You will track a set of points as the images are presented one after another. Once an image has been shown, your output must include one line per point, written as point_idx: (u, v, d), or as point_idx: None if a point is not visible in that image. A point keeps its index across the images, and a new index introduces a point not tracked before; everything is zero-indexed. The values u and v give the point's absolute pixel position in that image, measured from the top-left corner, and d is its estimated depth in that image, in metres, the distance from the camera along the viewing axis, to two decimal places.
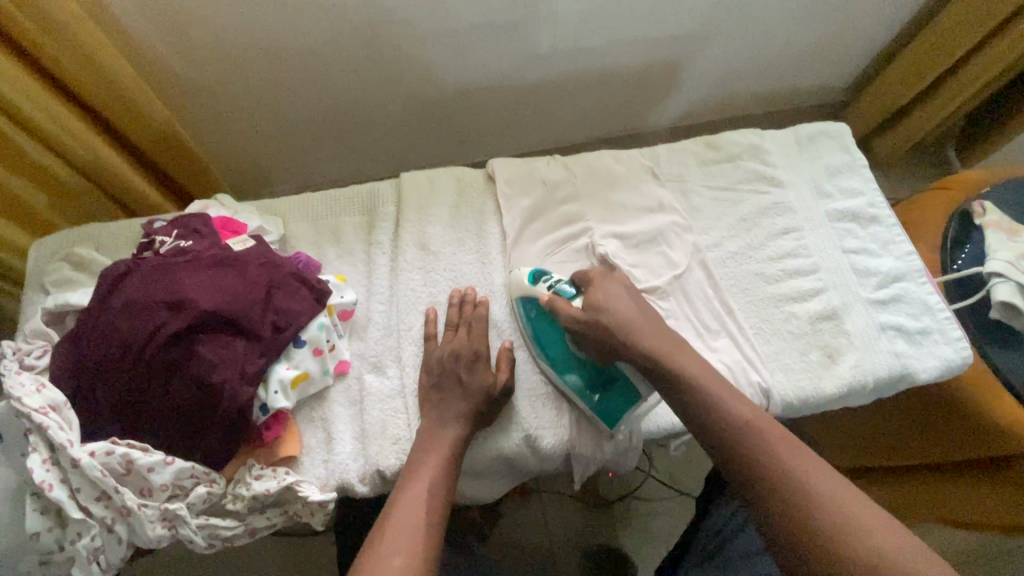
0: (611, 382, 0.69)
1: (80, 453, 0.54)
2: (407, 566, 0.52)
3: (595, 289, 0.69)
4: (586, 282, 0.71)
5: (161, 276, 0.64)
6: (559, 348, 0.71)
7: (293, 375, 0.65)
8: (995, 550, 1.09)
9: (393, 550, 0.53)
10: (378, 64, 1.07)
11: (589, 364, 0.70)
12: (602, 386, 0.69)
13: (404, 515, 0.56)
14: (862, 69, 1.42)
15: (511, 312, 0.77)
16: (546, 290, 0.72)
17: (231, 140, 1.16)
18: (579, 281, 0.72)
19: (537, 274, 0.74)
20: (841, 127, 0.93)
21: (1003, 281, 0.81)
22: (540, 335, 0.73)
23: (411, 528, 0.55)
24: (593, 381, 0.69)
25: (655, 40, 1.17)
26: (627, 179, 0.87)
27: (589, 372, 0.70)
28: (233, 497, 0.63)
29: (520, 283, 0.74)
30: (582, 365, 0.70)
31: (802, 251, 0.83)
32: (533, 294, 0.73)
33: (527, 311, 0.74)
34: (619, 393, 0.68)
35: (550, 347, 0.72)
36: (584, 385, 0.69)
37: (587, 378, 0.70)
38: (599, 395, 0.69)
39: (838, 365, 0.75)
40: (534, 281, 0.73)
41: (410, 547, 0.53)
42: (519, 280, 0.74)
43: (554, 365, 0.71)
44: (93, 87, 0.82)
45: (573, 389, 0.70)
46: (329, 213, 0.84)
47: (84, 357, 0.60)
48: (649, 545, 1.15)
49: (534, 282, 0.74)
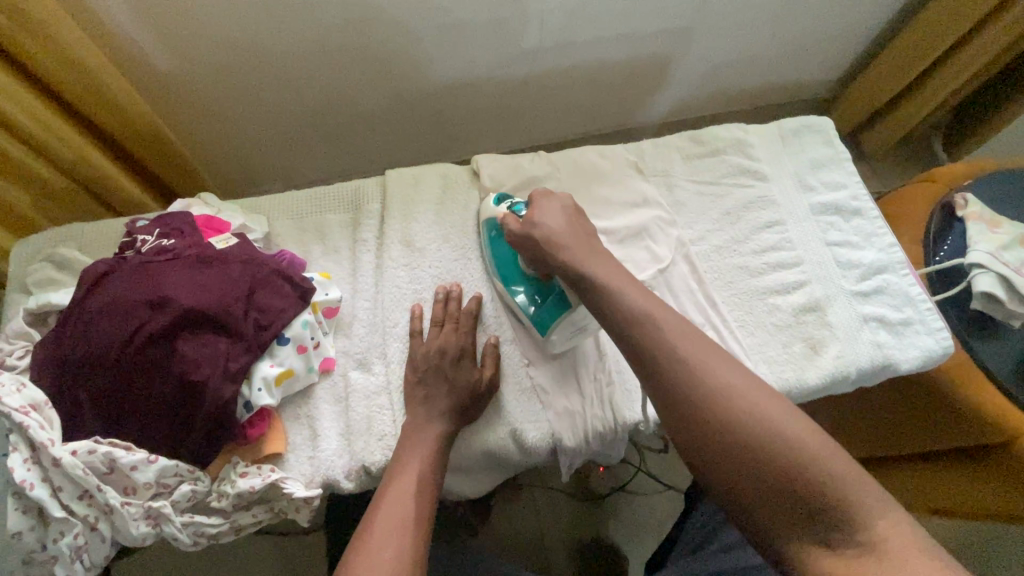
0: (549, 294, 0.72)
1: (62, 451, 0.54)
2: (398, 556, 0.52)
3: (535, 207, 0.70)
4: (532, 203, 0.72)
5: (144, 275, 0.64)
6: (508, 262, 0.76)
7: (277, 372, 0.66)
8: (980, 538, 1.10)
9: (381, 543, 0.53)
10: (366, 61, 1.06)
11: (532, 277, 0.74)
12: (541, 298, 0.73)
13: (392, 509, 0.56)
14: (849, 64, 1.43)
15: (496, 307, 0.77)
16: (505, 208, 0.78)
17: (217, 138, 1.15)
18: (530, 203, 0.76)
19: (501, 197, 0.80)
20: (824, 121, 0.93)
21: (984, 271, 0.82)
22: (495, 251, 0.78)
23: (399, 523, 0.55)
24: (535, 293, 0.73)
25: (641, 36, 1.17)
26: (612, 175, 0.87)
27: (531, 286, 0.74)
28: (218, 495, 0.63)
29: (485, 206, 0.81)
30: (527, 277, 0.74)
31: (786, 244, 0.83)
32: (494, 213, 0.79)
33: (487, 230, 0.80)
34: (554, 301, 0.71)
35: (501, 261, 0.77)
36: (527, 296, 0.74)
37: (531, 291, 0.74)
38: (535, 307, 0.73)
39: (821, 356, 0.76)
40: (497, 203, 0.80)
41: (399, 541, 0.54)
42: (486, 204, 0.81)
43: (503, 280, 0.76)
44: (74, 85, 0.81)
45: (518, 302, 0.74)
46: (314, 211, 0.84)
47: (66, 356, 0.60)
48: (641, 539, 1.16)
49: (497, 204, 0.80)
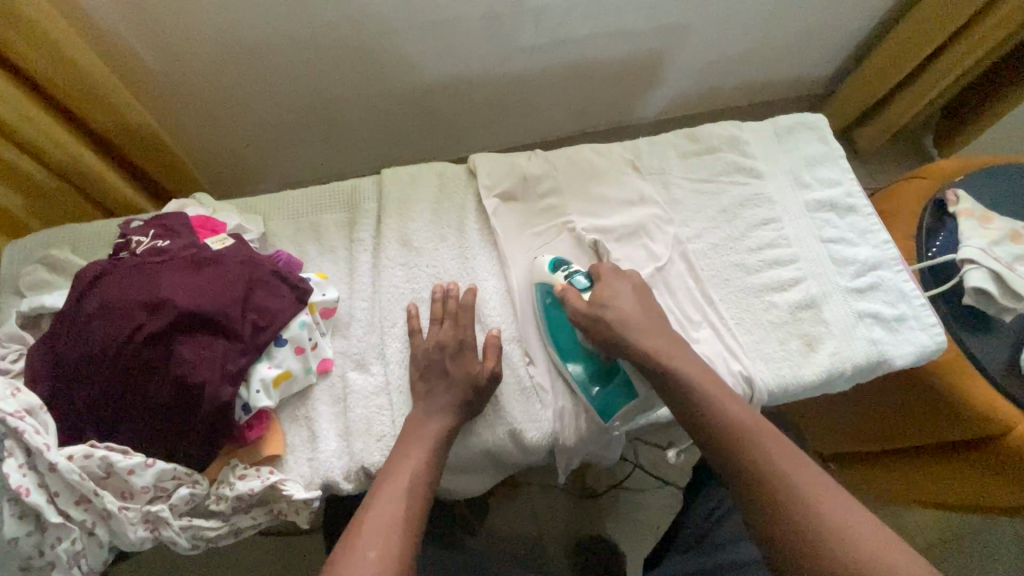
0: (613, 376, 0.72)
1: (58, 456, 0.54)
2: (382, 558, 0.53)
3: (605, 285, 0.72)
4: (597, 277, 0.73)
5: (139, 277, 0.63)
6: (567, 338, 0.73)
7: (275, 374, 0.65)
8: (972, 530, 1.12)
9: (369, 542, 0.54)
10: (360, 59, 1.06)
11: (595, 357, 0.72)
12: (604, 380, 0.72)
13: (383, 508, 0.57)
14: (842, 61, 1.44)
15: (499, 313, 0.77)
16: (564, 279, 0.74)
17: (209, 138, 1.14)
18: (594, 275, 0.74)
19: (556, 262, 0.76)
20: (819, 118, 0.94)
21: (977, 267, 0.83)
22: (551, 323, 0.74)
23: (390, 522, 0.56)
24: (596, 372, 0.72)
25: (636, 33, 1.17)
26: (609, 172, 0.87)
27: (592, 365, 0.72)
28: (217, 498, 0.62)
29: (540, 268, 0.76)
30: (588, 357, 0.72)
31: (782, 241, 0.84)
32: (549, 280, 0.75)
33: (542, 296, 0.76)
34: (620, 387, 0.71)
35: (560, 335, 0.74)
36: (587, 375, 0.72)
37: (590, 369, 0.72)
38: (598, 388, 0.71)
39: (817, 352, 0.77)
40: (553, 268, 0.75)
41: (386, 540, 0.54)
42: (541, 267, 0.76)
43: (560, 354, 0.73)
44: (64, 85, 0.80)
45: (574, 380, 0.72)
46: (311, 211, 0.83)
47: (61, 360, 0.59)
48: (638, 535, 1.16)
49: (553, 269, 0.76)
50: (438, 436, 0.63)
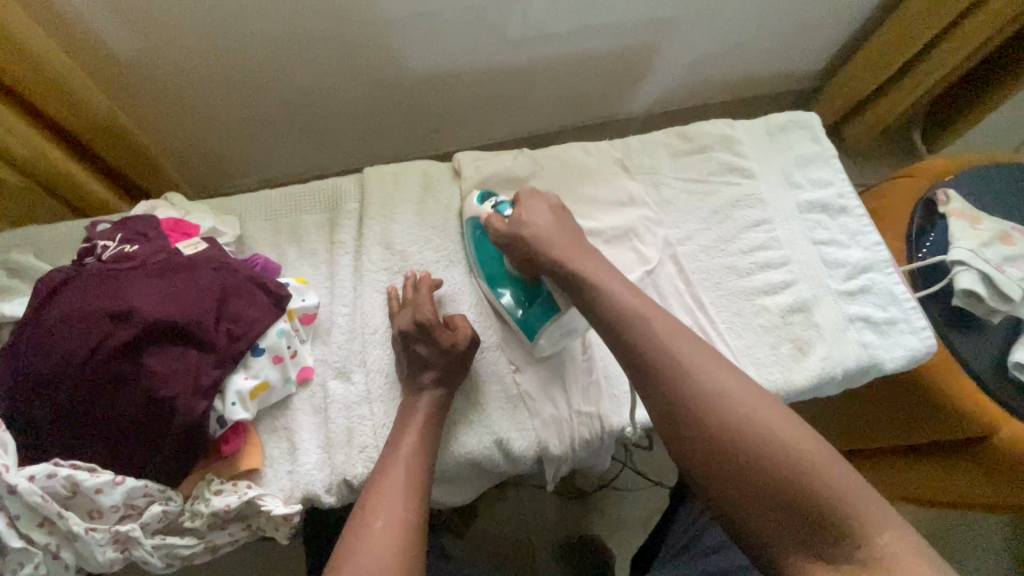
0: (537, 297, 0.71)
1: (18, 478, 0.51)
2: (388, 529, 0.53)
3: (522, 206, 0.70)
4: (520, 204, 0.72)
5: (106, 285, 0.60)
6: (495, 264, 0.74)
7: (251, 385, 0.63)
8: (953, 529, 1.13)
9: (373, 515, 0.54)
10: (339, 52, 1.02)
11: (521, 279, 0.72)
12: (529, 302, 0.71)
13: (387, 484, 0.57)
14: (832, 56, 1.43)
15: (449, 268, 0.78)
16: (490, 207, 0.74)
17: (184, 131, 1.09)
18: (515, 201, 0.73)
19: (486, 195, 0.77)
20: (811, 117, 0.92)
21: (966, 269, 0.82)
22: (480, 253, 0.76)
23: (393, 495, 0.56)
24: (522, 295, 0.72)
25: (627, 27, 1.14)
26: (597, 172, 0.85)
27: (520, 289, 0.72)
28: (192, 514, 0.60)
29: (470, 203, 0.77)
30: (514, 279, 0.73)
31: (773, 243, 0.82)
32: (477, 212, 0.76)
33: (472, 229, 0.77)
34: (542, 306, 0.69)
35: (487, 263, 0.75)
36: (514, 299, 0.72)
37: (518, 294, 0.72)
38: (523, 310, 0.71)
39: (808, 357, 0.76)
40: (482, 201, 0.76)
41: (390, 510, 0.54)
42: (470, 202, 0.77)
43: (489, 281, 0.74)
44: (21, 75, 0.75)
45: (504, 305, 0.73)
46: (290, 212, 0.80)
47: (20, 374, 0.56)
48: (627, 535, 1.15)
49: (481, 202, 0.76)
50: (411, 454, 0.60)
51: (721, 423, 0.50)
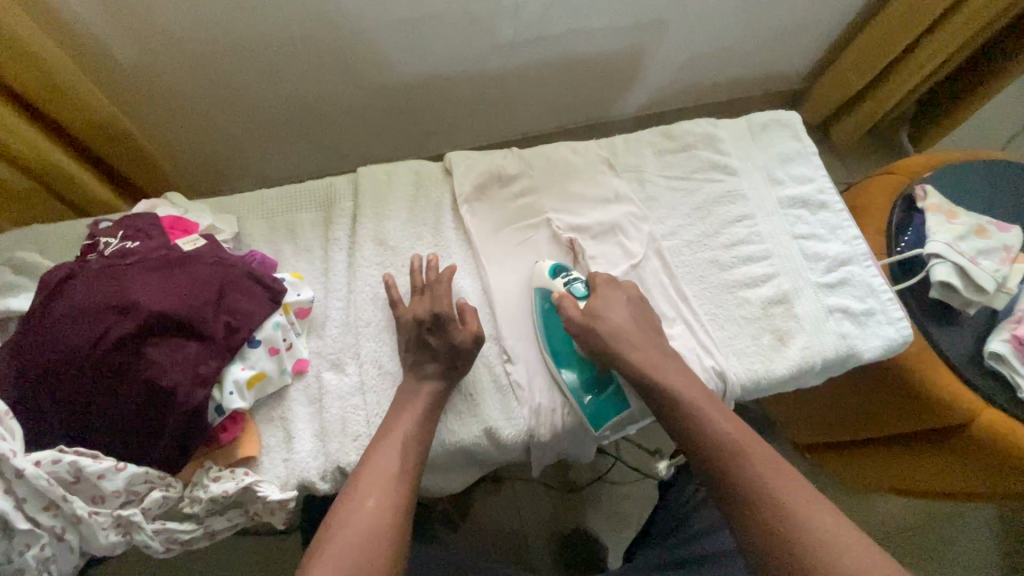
0: (604, 385, 0.73)
1: (24, 462, 0.53)
2: (381, 506, 0.56)
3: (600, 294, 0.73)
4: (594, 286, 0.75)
5: (109, 279, 0.62)
6: (563, 343, 0.75)
7: (248, 375, 0.65)
8: (937, 520, 1.16)
9: (367, 492, 0.57)
10: (335, 58, 1.05)
11: (590, 365, 0.73)
12: (597, 390, 0.73)
13: (382, 463, 0.59)
14: (819, 58, 1.46)
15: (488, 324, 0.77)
16: (563, 285, 0.76)
17: (183, 135, 1.12)
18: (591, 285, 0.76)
19: (557, 268, 0.77)
20: (792, 116, 0.95)
21: (942, 261, 0.85)
22: (547, 328, 0.75)
23: (387, 474, 0.58)
24: (589, 381, 0.73)
25: (616, 30, 1.17)
26: (584, 170, 0.88)
27: (586, 373, 0.73)
28: (191, 500, 0.62)
29: (540, 273, 0.78)
30: (581, 364, 0.73)
31: (755, 237, 0.85)
32: (549, 286, 0.76)
33: (541, 301, 0.77)
34: (611, 397, 0.72)
35: (556, 339, 0.75)
36: (580, 383, 0.73)
37: (583, 378, 0.73)
38: (590, 396, 0.72)
39: (788, 347, 0.78)
40: (553, 274, 0.77)
41: (384, 488, 0.57)
42: (541, 271, 0.78)
43: (556, 357, 0.74)
44: (26, 79, 0.78)
45: (568, 386, 0.72)
46: (286, 210, 0.83)
47: (26, 365, 0.59)
48: (618, 528, 1.17)
49: (552, 276, 0.77)
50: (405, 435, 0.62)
51: (716, 448, 0.61)
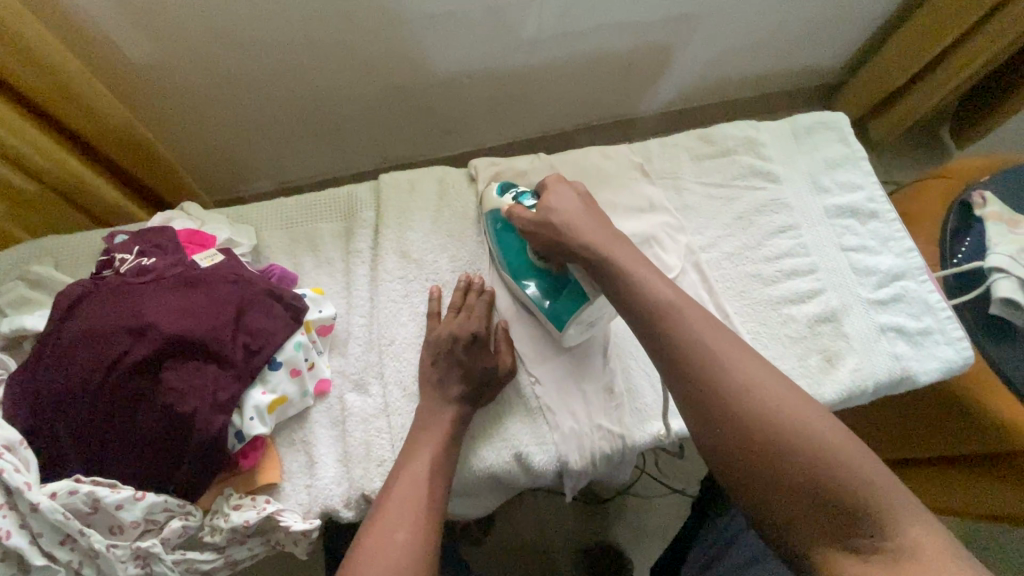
0: (563, 286, 0.69)
1: (39, 495, 0.51)
2: (409, 542, 0.52)
3: (547, 194, 0.69)
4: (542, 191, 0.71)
5: (125, 299, 0.59)
6: (518, 254, 0.73)
7: (269, 399, 0.62)
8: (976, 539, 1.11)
9: (393, 526, 0.53)
10: (352, 55, 1.01)
11: (544, 270, 0.71)
12: (555, 291, 0.70)
13: (405, 496, 0.55)
14: (858, 50, 1.38)
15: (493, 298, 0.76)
16: (511, 200, 0.74)
17: (197, 137, 1.09)
18: (540, 190, 0.72)
19: (505, 188, 0.76)
20: (839, 117, 0.89)
21: (1005, 276, 0.79)
22: (502, 245, 0.74)
23: (412, 508, 0.54)
24: (547, 286, 0.70)
25: (645, 24, 1.11)
26: (616, 177, 0.83)
27: (543, 278, 0.71)
28: (211, 529, 0.60)
29: (489, 197, 0.77)
30: (538, 270, 0.71)
31: (800, 250, 0.80)
32: (498, 205, 0.75)
33: (492, 222, 0.76)
34: (568, 294, 0.68)
35: (511, 252, 0.73)
36: (540, 290, 0.71)
37: (543, 285, 0.71)
38: (549, 301, 0.70)
39: (837, 369, 0.73)
40: (501, 194, 0.76)
41: (412, 524, 0.53)
42: (489, 195, 0.77)
43: (513, 274, 0.73)
44: (35, 84, 0.75)
45: (529, 296, 0.71)
46: (305, 220, 0.79)
47: (42, 390, 0.56)
48: (646, 543, 1.14)
49: (501, 196, 0.76)
50: (434, 463, 0.59)
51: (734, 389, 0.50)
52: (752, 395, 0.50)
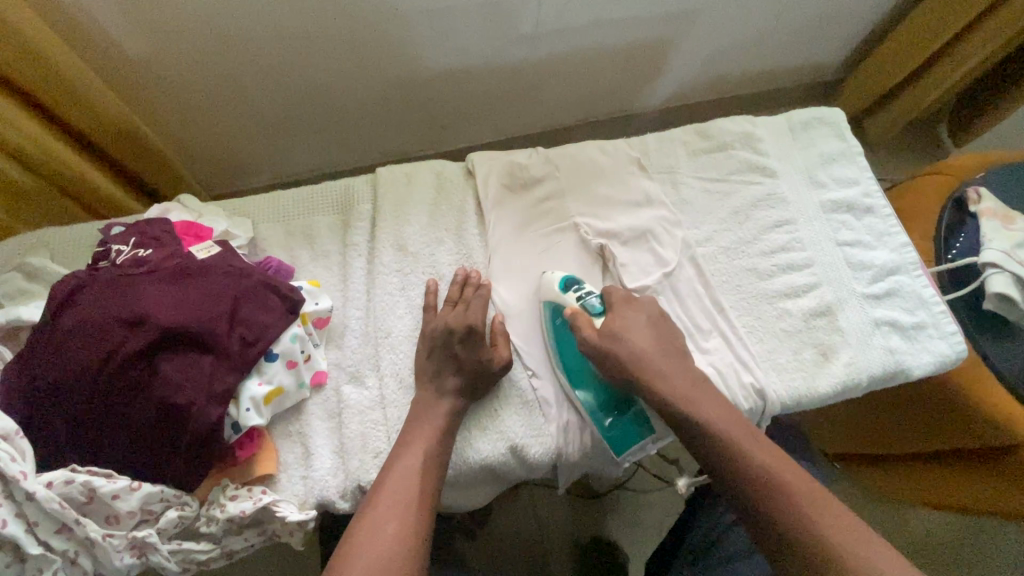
0: (626, 409, 0.69)
1: (35, 485, 0.51)
2: (403, 531, 0.53)
3: (616, 319, 0.68)
4: (612, 306, 0.70)
5: (121, 291, 0.59)
6: (578, 361, 0.70)
7: (265, 391, 0.62)
8: (968, 533, 1.12)
9: (388, 515, 0.54)
10: (350, 49, 1.00)
11: (607, 386, 0.69)
12: (616, 411, 0.68)
13: (400, 486, 0.56)
14: (857, 47, 1.38)
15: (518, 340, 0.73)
16: (576, 301, 0.70)
17: (194, 131, 1.09)
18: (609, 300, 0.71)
19: (569, 281, 0.71)
20: (836, 113, 0.89)
21: (999, 271, 0.79)
22: (561, 345, 0.71)
23: (407, 497, 0.55)
24: (608, 403, 0.68)
25: (643, 19, 1.11)
26: (612, 171, 0.83)
27: (604, 394, 0.68)
28: (207, 519, 0.60)
29: (550, 286, 0.72)
30: (599, 385, 0.69)
31: (796, 244, 0.80)
32: (562, 301, 0.70)
33: (552, 317, 0.72)
34: (633, 420, 0.68)
35: (569, 357, 0.71)
36: (599, 406, 0.68)
37: (602, 399, 0.68)
38: (609, 420, 0.68)
39: (832, 363, 0.74)
40: (565, 288, 0.71)
41: (406, 513, 0.54)
42: (550, 284, 0.72)
43: (570, 377, 0.69)
44: (32, 75, 0.74)
45: (584, 405, 0.68)
46: (302, 213, 0.79)
47: (37, 380, 0.56)
48: (642, 538, 1.14)
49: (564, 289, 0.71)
50: (430, 454, 0.59)
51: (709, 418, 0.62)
52: (744, 442, 0.60)
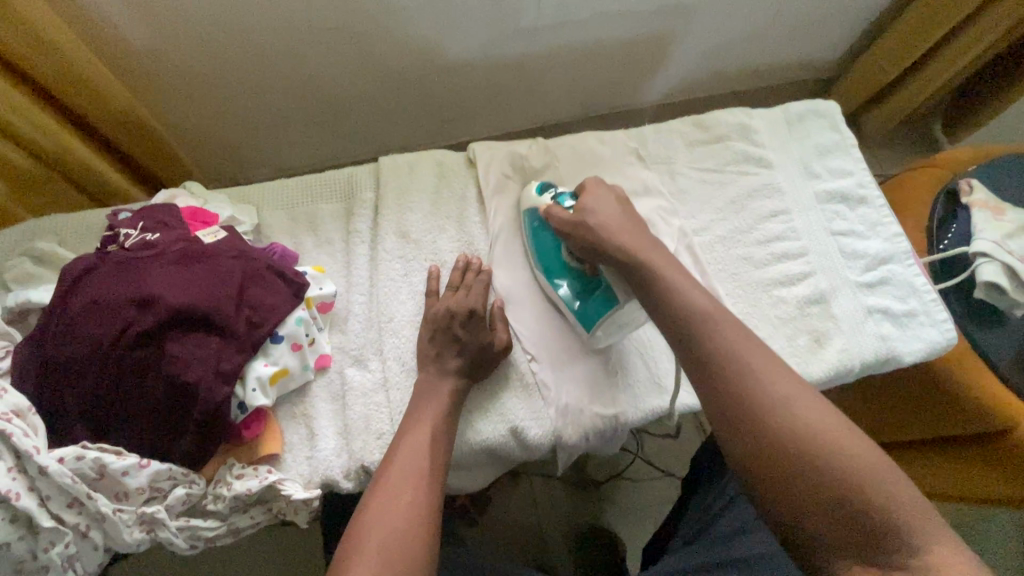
0: (595, 288, 0.71)
1: (48, 459, 0.52)
2: (411, 506, 0.54)
3: (588, 195, 0.71)
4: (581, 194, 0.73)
5: (130, 273, 0.61)
6: (552, 253, 0.75)
7: (271, 371, 0.63)
8: (960, 522, 1.14)
9: (396, 491, 0.55)
10: (352, 42, 1.02)
11: (578, 271, 0.73)
12: (586, 291, 0.72)
13: (406, 464, 0.57)
14: (853, 44, 1.40)
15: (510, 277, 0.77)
16: (550, 199, 0.75)
17: (197, 122, 1.09)
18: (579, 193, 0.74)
19: (544, 186, 0.78)
20: (831, 106, 0.91)
21: (989, 261, 0.81)
22: (538, 242, 0.76)
23: (413, 474, 0.56)
24: (579, 287, 0.72)
25: (642, 14, 1.12)
26: (611, 162, 0.85)
27: (576, 278, 0.73)
28: (214, 497, 0.61)
29: (526, 194, 0.78)
30: (572, 271, 0.73)
31: (791, 234, 0.81)
32: (536, 203, 0.76)
33: (529, 220, 0.77)
34: (602, 296, 0.70)
35: (546, 250, 0.75)
36: (571, 290, 0.73)
37: (575, 285, 0.73)
38: (580, 301, 0.72)
39: (825, 349, 0.75)
40: (540, 192, 0.77)
41: (413, 488, 0.55)
42: (528, 192, 0.78)
43: (546, 272, 0.75)
44: (40, 63, 0.76)
45: (561, 296, 0.73)
46: (306, 201, 0.80)
47: (49, 359, 0.58)
48: (639, 526, 1.16)
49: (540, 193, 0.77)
50: (433, 433, 0.60)
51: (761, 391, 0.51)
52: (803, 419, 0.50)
